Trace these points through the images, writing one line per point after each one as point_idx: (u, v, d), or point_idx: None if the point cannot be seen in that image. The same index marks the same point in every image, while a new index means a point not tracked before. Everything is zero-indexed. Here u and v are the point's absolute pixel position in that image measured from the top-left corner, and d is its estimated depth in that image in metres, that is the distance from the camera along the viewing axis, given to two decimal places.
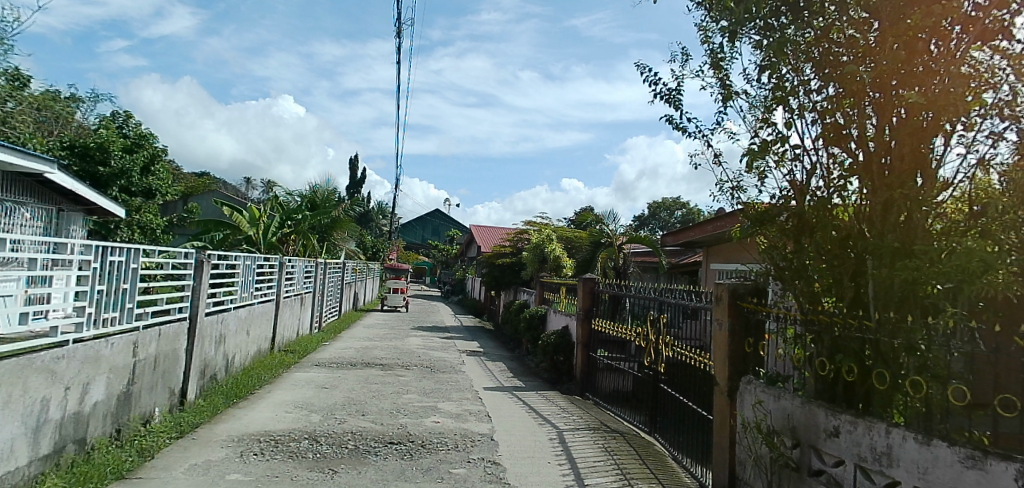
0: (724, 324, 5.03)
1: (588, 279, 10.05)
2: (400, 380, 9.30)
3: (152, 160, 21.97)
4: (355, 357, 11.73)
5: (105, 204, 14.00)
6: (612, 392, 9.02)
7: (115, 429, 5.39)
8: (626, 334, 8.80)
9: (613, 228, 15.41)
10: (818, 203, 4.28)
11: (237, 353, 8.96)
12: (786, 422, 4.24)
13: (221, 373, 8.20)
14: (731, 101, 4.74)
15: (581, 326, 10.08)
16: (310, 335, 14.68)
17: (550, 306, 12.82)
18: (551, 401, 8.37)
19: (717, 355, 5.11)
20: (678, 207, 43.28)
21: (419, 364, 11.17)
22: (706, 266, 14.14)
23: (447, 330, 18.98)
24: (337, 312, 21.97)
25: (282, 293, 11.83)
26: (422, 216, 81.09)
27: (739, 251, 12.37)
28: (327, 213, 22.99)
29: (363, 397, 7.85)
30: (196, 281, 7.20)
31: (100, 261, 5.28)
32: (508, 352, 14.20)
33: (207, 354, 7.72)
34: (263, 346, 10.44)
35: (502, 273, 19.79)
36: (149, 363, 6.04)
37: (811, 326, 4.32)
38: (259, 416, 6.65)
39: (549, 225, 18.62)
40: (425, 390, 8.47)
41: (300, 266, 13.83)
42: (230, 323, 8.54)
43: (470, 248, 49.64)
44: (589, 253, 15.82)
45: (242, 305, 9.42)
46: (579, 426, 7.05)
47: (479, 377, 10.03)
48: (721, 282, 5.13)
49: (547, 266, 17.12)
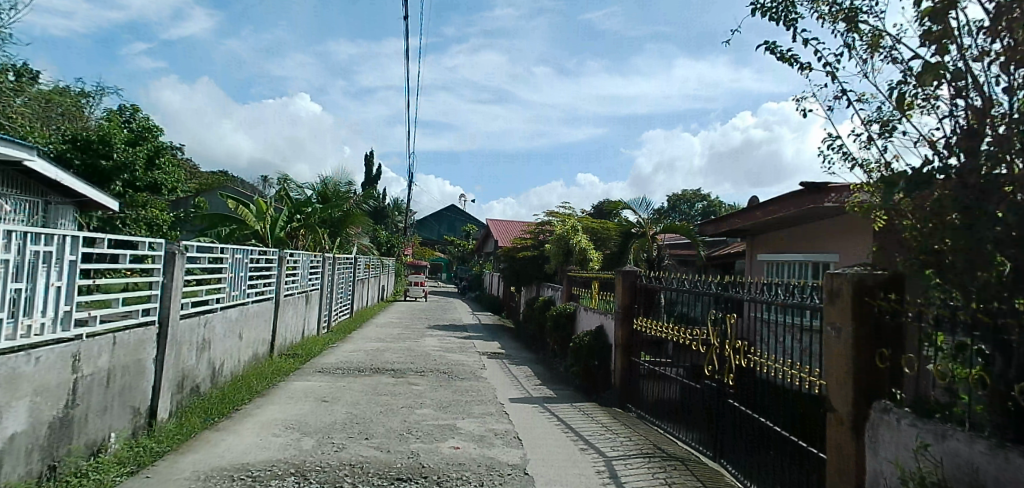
0: (845, 330, 3.76)
1: (627, 272, 8.69)
2: (413, 390, 8.07)
3: (156, 153, 20.95)
4: (365, 361, 10.54)
5: (97, 195, 12.94)
6: (658, 402, 7.71)
7: (47, 467, 4.23)
8: (674, 336, 7.46)
9: (644, 216, 13.87)
10: (991, 156, 2.92)
11: (226, 360, 7.81)
12: (963, 473, 2.93)
13: (205, 384, 7.05)
14: (858, 21, 3.50)
15: (620, 327, 8.75)
16: (317, 336, 13.54)
17: (578, 302, 11.55)
18: (589, 416, 7.14)
19: (834, 372, 3.84)
20: (699, 199, 41.72)
21: (435, 369, 9.96)
22: (750, 257, 12.73)
23: (464, 329, 17.80)
24: (348, 309, 20.87)
25: (283, 291, 10.65)
26: (438, 212, 80.24)
27: (799, 239, 11.15)
28: (338, 206, 21.89)
29: (368, 413, 6.64)
30: (166, 277, 5.99)
31: (21, 252, 4.08)
32: (533, 354, 12.95)
33: (186, 363, 6.58)
34: (260, 351, 9.30)
35: (524, 268, 18.51)
36: (98, 378, 4.83)
37: (995, 333, 2.96)
38: (240, 442, 5.44)
39: (573, 215, 17.32)
40: (443, 404, 7.23)
41: (305, 261, 12.69)
42: (215, 327, 7.39)
43: (486, 242, 48.42)
44: (619, 245, 14.29)
45: (233, 305, 8.25)
46: (631, 452, 5.77)
47: (504, 385, 8.77)
48: (838, 272, 3.86)
49: (572, 259, 15.76)
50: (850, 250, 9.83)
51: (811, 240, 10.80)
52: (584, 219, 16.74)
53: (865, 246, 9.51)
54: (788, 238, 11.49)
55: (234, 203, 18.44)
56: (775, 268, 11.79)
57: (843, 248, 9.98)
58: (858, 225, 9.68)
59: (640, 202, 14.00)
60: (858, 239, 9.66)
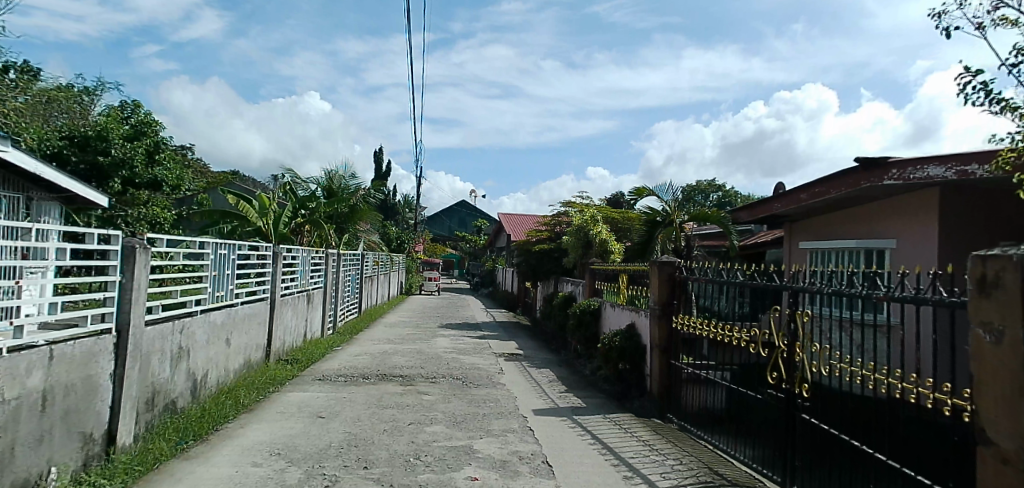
0: (1014, 336, 2.70)
1: (663, 263, 7.62)
2: (423, 401, 7.08)
3: (156, 149, 19.96)
4: (371, 367, 9.59)
5: (82, 190, 12.05)
6: (704, 412, 6.71)
7: None
8: (722, 337, 6.43)
9: (671, 204, 12.76)
10: None
11: (211, 368, 6.88)
12: None
13: (183, 399, 6.14)
14: None
15: (657, 326, 7.69)
16: (321, 338, 12.63)
17: (604, 298, 10.54)
18: (628, 431, 6.14)
19: (998, 394, 2.78)
20: (715, 190, 40.17)
21: (448, 375, 8.99)
22: (789, 245, 11.66)
23: (478, 327, 16.84)
24: (356, 309, 19.95)
25: (280, 291, 9.71)
26: (448, 208, 79.26)
27: (849, 224, 10.05)
28: (344, 201, 20.91)
29: (371, 432, 5.67)
30: (125, 277, 5.01)
31: None
32: (552, 354, 11.96)
33: (159, 377, 5.65)
34: (253, 357, 8.38)
35: (540, 262, 17.44)
36: (29, 402, 3.86)
37: None
38: (209, 475, 4.48)
39: (591, 205, 16.24)
40: (456, 419, 6.24)
41: (304, 257, 11.70)
42: (196, 333, 6.48)
43: (499, 236, 47.37)
44: (643, 235, 13.25)
45: (218, 308, 7.32)
46: (684, 480, 4.76)
47: (525, 393, 7.76)
48: (1002, 255, 2.80)
49: (592, 252, 14.68)
50: (912, 234, 8.72)
51: (863, 224, 9.72)
52: (603, 208, 15.69)
53: (932, 230, 8.40)
54: (835, 223, 10.41)
55: (233, 198, 17.60)
56: (819, 256, 10.69)
57: (904, 232, 8.88)
58: (922, 205, 8.55)
59: (666, 188, 12.92)
60: (922, 221, 8.56)
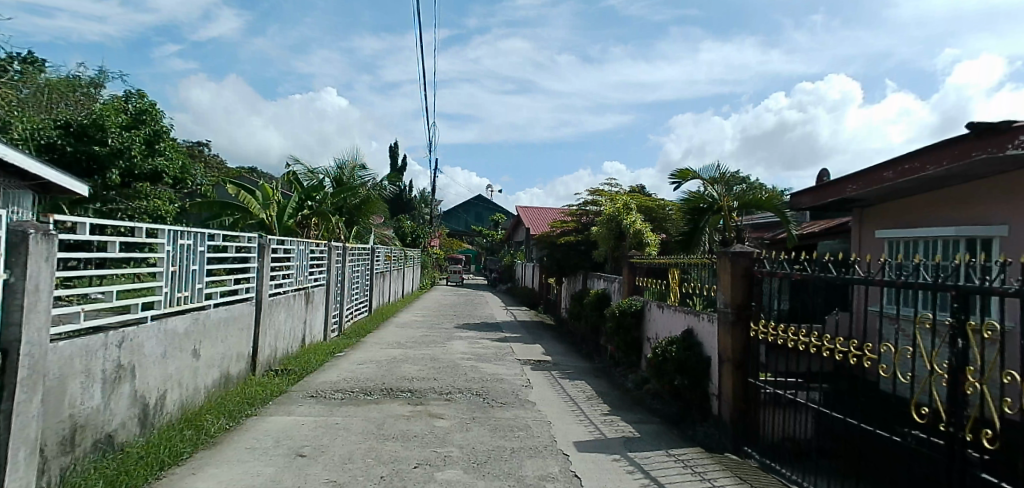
0: None
1: (737, 255, 6.06)
2: (437, 429, 5.64)
3: (156, 138, 18.43)
4: (376, 379, 8.15)
5: (56, 176, 10.76)
6: (794, 448, 5.17)
7: None
8: (821, 350, 4.84)
9: (718, 189, 11.18)
10: None
11: (171, 386, 5.51)
12: None
13: (125, 432, 4.76)
14: None
15: (727, 334, 6.11)
16: (322, 342, 11.20)
17: (647, 296, 9.04)
18: (705, 478, 4.61)
19: None
20: None
21: (468, 390, 7.52)
22: (859, 236, 10.07)
23: (499, 328, 15.31)
24: (365, 308, 18.59)
25: (268, 291, 8.31)
26: (466, 203, 77.93)
27: (941, 207, 8.43)
28: (354, 191, 19.50)
29: (367, 484, 4.20)
30: (12, 277, 3.61)
31: None
32: (585, 361, 10.44)
33: (85, 406, 4.27)
34: (233, 370, 7.00)
35: (565, 256, 15.89)
36: None
37: None
38: None
39: (621, 193, 14.68)
40: (477, 458, 4.77)
41: (301, 250, 10.28)
42: (147, 344, 5.10)
43: (518, 231, 45.76)
44: (685, 225, 11.68)
45: (180, 311, 5.94)
46: None
47: (561, 417, 6.29)
48: None
49: (625, 243, 13.12)
50: None
51: (962, 208, 8.10)
52: (636, 196, 14.14)
53: None
54: (921, 208, 8.78)
55: (234, 188, 16.26)
56: (900, 247, 9.10)
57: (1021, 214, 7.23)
58: None
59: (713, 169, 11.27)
60: None
